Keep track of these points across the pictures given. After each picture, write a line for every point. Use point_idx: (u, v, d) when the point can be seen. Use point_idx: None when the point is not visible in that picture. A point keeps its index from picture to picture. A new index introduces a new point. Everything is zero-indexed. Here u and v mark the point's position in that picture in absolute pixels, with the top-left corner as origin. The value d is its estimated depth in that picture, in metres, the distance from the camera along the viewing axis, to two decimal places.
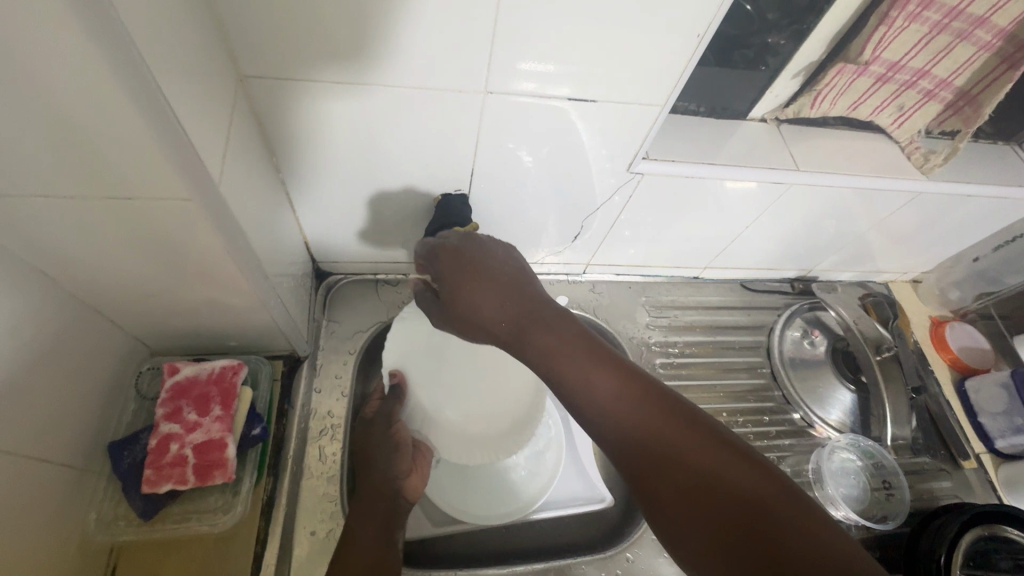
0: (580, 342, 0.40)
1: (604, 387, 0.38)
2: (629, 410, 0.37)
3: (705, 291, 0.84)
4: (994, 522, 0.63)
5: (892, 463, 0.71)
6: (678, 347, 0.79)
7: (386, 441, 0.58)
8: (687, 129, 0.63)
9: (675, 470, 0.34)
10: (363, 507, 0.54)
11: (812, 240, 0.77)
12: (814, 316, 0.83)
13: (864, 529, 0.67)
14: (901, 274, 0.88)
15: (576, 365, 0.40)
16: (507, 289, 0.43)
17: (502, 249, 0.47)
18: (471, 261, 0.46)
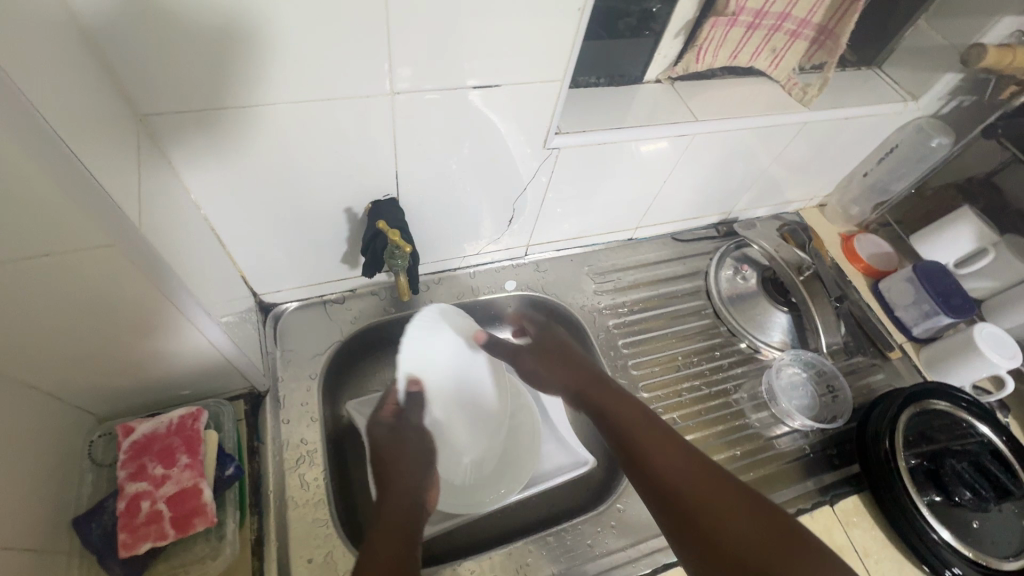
0: (637, 415, 0.59)
1: (650, 440, 0.56)
2: (676, 462, 0.53)
3: (640, 249, 0.88)
4: (923, 399, 0.71)
5: (831, 368, 0.78)
6: (627, 306, 0.83)
7: (402, 445, 0.61)
8: (591, 100, 0.67)
9: (702, 509, 0.49)
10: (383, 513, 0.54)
11: (725, 183, 0.83)
12: (741, 253, 0.89)
13: (818, 431, 0.74)
14: (808, 201, 0.96)
15: (638, 423, 0.58)
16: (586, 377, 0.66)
17: (573, 365, 0.68)
18: (561, 355, 0.69)
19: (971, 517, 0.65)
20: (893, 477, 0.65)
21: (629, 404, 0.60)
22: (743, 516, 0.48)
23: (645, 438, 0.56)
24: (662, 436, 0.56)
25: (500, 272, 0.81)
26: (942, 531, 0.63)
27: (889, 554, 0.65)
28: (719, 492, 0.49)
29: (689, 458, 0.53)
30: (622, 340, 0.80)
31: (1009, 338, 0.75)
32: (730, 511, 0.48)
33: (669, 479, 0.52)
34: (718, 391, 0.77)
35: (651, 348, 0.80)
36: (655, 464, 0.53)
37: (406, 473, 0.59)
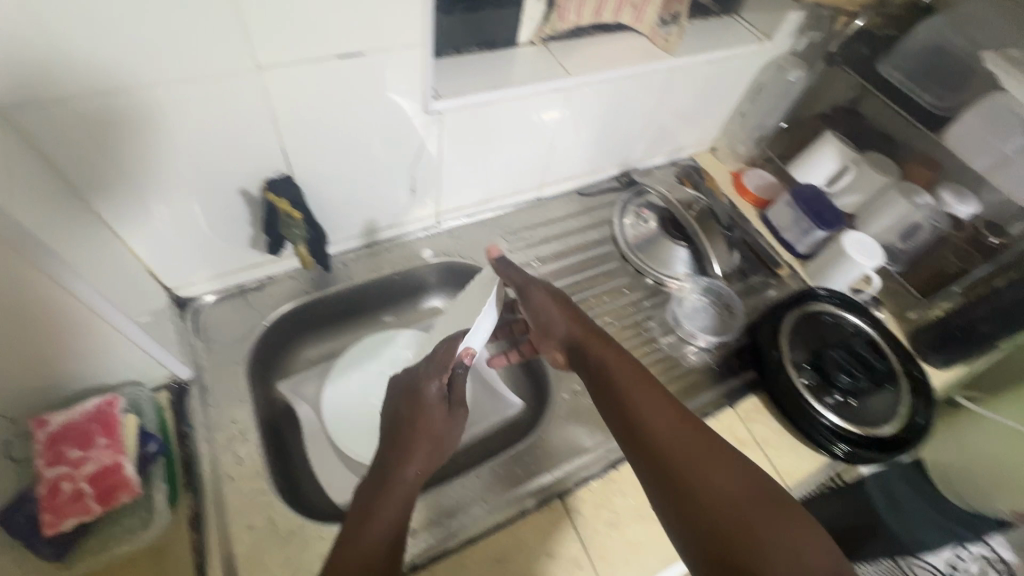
0: (633, 372, 0.60)
1: (642, 398, 0.57)
2: (667, 426, 0.54)
3: (548, 207, 0.94)
4: (796, 309, 0.80)
5: (727, 289, 0.86)
6: (541, 260, 0.88)
7: (445, 417, 0.58)
8: (470, 66, 0.71)
9: (691, 476, 0.50)
10: (395, 480, 0.51)
11: (616, 135, 0.90)
12: (641, 200, 0.95)
13: (721, 346, 0.81)
14: (699, 145, 1.04)
15: (632, 383, 0.59)
16: (583, 331, 0.66)
17: (572, 316, 0.67)
18: (559, 301, 0.69)
19: (852, 398, 0.73)
20: (780, 377, 0.73)
21: (626, 362, 0.62)
22: (726, 481, 0.50)
23: (639, 399, 0.57)
24: (653, 400, 0.57)
25: (417, 243, 0.85)
26: (826, 414, 0.71)
27: (785, 441, 0.73)
28: (702, 455, 0.52)
29: (682, 425, 0.55)
30: None
31: (875, 245, 0.84)
32: (720, 481, 0.49)
33: (658, 441, 0.53)
34: (630, 324, 0.83)
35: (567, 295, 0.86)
36: (646, 425, 0.55)
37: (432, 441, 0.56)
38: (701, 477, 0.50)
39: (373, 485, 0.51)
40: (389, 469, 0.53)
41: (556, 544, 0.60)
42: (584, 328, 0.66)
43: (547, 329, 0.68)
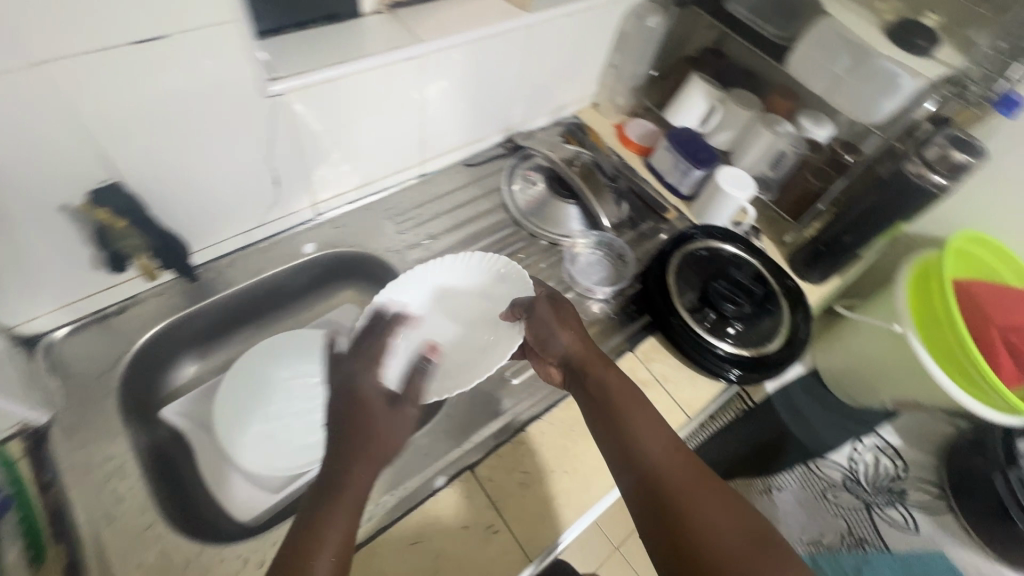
0: (634, 400, 0.61)
1: (642, 428, 0.59)
2: (666, 460, 0.56)
3: (435, 182, 0.92)
4: (677, 252, 0.82)
5: (618, 240, 0.87)
6: (434, 236, 0.86)
7: (387, 412, 0.52)
8: (312, 41, 0.67)
9: (683, 512, 0.53)
10: (343, 495, 0.47)
11: (490, 100, 0.88)
12: (527, 163, 0.94)
13: (618, 296, 0.83)
14: (580, 101, 1.05)
15: (634, 414, 0.60)
16: (584, 353, 0.65)
17: (575, 336, 0.66)
18: (560, 319, 0.67)
19: (739, 323, 0.77)
20: (671, 322, 0.76)
21: (627, 389, 0.62)
22: (720, 519, 0.52)
23: (637, 426, 0.59)
24: (650, 426, 0.59)
25: (298, 237, 0.81)
26: (716, 343, 0.75)
27: (683, 374, 0.76)
28: (700, 492, 0.54)
29: (679, 460, 0.56)
30: None
31: (746, 175, 0.89)
32: (714, 521, 0.52)
33: (654, 471, 0.55)
34: None
35: None
36: (641, 452, 0.57)
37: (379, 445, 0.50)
38: (698, 517, 0.52)
39: (313, 508, 0.46)
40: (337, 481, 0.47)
41: (469, 513, 0.60)
42: (585, 348, 0.65)
43: (545, 345, 0.67)
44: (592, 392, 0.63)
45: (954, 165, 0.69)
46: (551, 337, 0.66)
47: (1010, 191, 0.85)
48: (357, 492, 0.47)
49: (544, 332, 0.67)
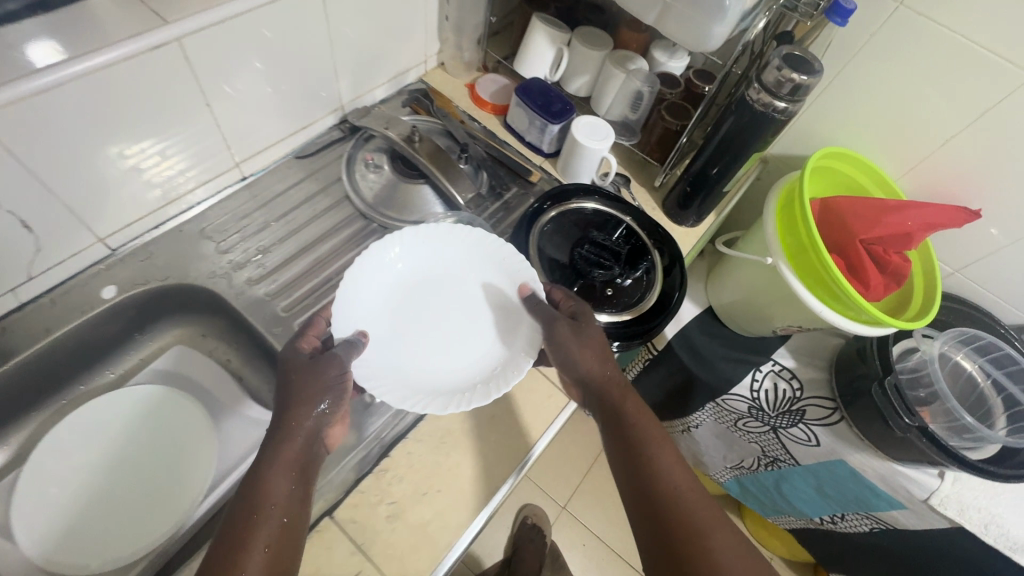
0: (655, 432, 0.59)
1: (662, 458, 0.57)
2: (684, 495, 0.54)
3: (263, 184, 0.80)
4: (534, 223, 0.77)
5: (471, 217, 0.79)
6: (268, 249, 0.75)
7: (309, 365, 0.57)
8: (17, 41, 0.53)
9: (701, 544, 0.51)
10: (286, 450, 0.53)
11: (303, 79, 0.75)
12: (366, 145, 0.84)
13: None
14: (422, 64, 0.94)
15: (655, 445, 0.58)
16: (603, 374, 0.63)
17: (598, 354, 0.64)
18: (585, 336, 0.64)
19: (623, 278, 0.74)
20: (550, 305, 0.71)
21: (648, 419, 0.61)
22: (735, 564, 0.50)
23: (662, 458, 0.57)
24: (676, 461, 0.58)
25: (91, 282, 0.66)
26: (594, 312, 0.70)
27: None
28: (717, 530, 0.52)
29: (697, 498, 0.54)
30: (273, 286, 0.73)
31: (603, 123, 0.82)
32: (729, 564, 0.50)
33: (676, 505, 0.54)
34: None
35: (308, 279, 0.74)
36: (665, 484, 0.55)
37: (311, 411, 0.55)
38: (712, 556, 0.50)
39: (252, 475, 0.51)
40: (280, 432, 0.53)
41: (332, 566, 0.54)
42: (605, 369, 0.63)
43: (567, 363, 0.64)
44: (610, 416, 0.61)
45: (795, 89, 0.64)
46: (573, 352, 0.63)
47: (864, 97, 0.84)
48: (292, 453, 0.53)
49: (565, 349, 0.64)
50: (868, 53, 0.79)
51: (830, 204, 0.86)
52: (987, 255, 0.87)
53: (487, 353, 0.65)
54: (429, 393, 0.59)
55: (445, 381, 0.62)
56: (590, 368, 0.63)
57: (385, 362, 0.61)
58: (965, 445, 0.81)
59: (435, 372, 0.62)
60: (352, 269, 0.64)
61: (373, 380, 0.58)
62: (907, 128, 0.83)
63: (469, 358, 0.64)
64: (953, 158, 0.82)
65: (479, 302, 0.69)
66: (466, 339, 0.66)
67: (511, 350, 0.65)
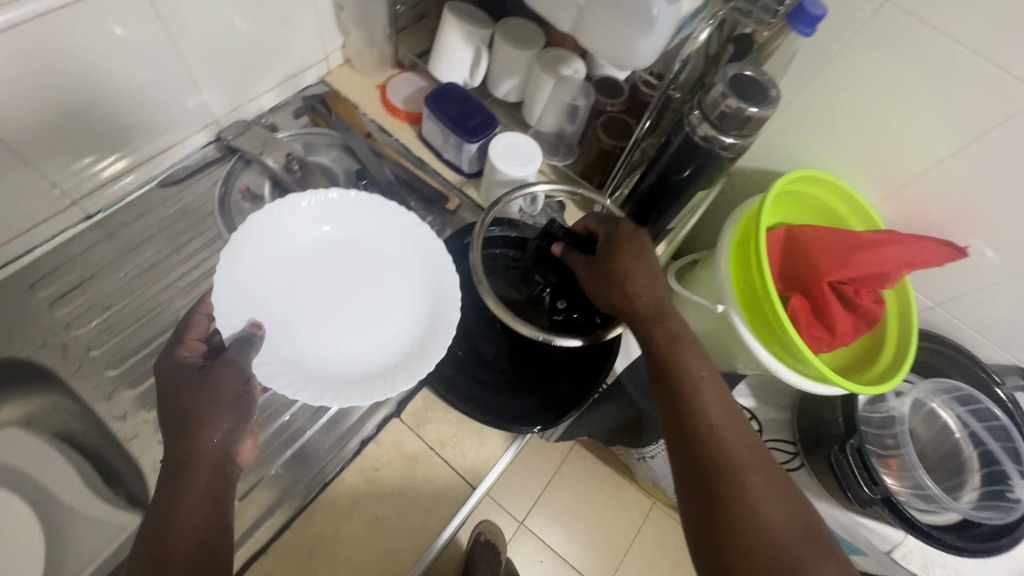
0: (700, 359, 0.51)
1: (706, 387, 0.49)
2: (726, 429, 0.48)
3: (119, 221, 0.67)
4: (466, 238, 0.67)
5: None
6: (117, 306, 0.63)
7: (197, 382, 0.46)
8: None
9: (740, 483, 0.45)
10: (183, 497, 0.43)
11: (148, 94, 0.62)
12: (240, 168, 0.71)
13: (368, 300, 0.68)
14: (321, 62, 0.80)
15: (700, 373, 0.50)
16: (652, 291, 0.53)
17: (647, 277, 0.53)
18: (631, 260, 0.54)
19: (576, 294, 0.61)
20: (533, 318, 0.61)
21: (693, 347, 0.51)
22: (773, 504, 0.45)
23: (706, 398, 0.49)
24: (722, 401, 0.49)
25: None
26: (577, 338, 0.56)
27: (466, 430, 0.61)
28: (757, 468, 0.46)
29: (739, 430, 0.48)
30: (120, 354, 0.61)
31: (530, 142, 0.69)
32: (767, 507, 0.44)
33: (719, 448, 0.46)
34: None
35: (167, 341, 0.62)
36: (708, 424, 0.48)
37: (223, 425, 0.45)
38: (753, 498, 0.44)
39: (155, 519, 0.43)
40: (186, 449, 0.44)
41: None
42: (653, 287, 0.53)
43: (612, 285, 0.53)
44: (654, 338, 0.51)
45: (743, 123, 0.51)
46: (616, 277, 0.53)
47: (832, 109, 0.71)
48: (193, 490, 0.44)
49: (607, 276, 0.54)
50: (845, 56, 0.65)
51: (796, 233, 0.75)
52: (975, 290, 0.75)
53: (413, 324, 0.57)
54: (340, 386, 0.52)
55: (356, 368, 0.54)
56: (632, 291, 0.53)
57: (288, 351, 0.53)
58: (923, 507, 0.73)
59: (353, 355, 0.55)
60: (241, 237, 0.55)
61: (275, 377, 0.50)
62: (886, 146, 0.70)
63: (386, 335, 0.56)
64: (940, 183, 0.69)
65: (396, 266, 0.60)
66: (386, 311, 0.58)
67: (424, 330, 0.56)
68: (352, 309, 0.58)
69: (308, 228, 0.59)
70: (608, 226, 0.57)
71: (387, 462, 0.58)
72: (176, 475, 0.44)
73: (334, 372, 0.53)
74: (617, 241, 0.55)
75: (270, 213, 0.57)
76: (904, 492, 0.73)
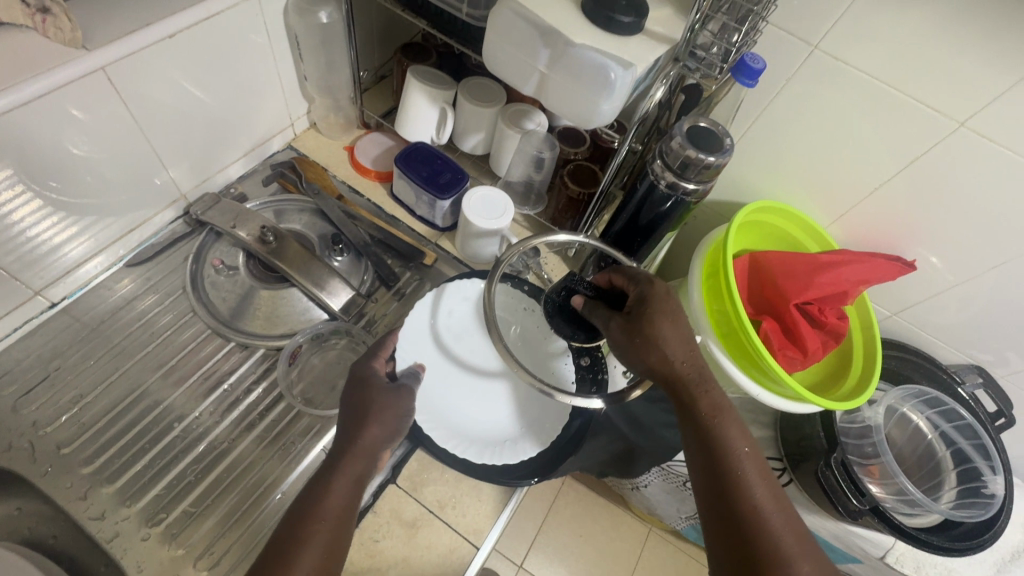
0: (740, 433, 0.49)
1: (746, 463, 0.48)
2: (768, 509, 0.46)
3: (87, 306, 0.65)
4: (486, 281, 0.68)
5: (344, 322, 0.68)
6: (87, 396, 0.60)
7: (386, 390, 0.53)
8: None
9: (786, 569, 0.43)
10: (329, 488, 0.46)
11: (116, 178, 0.62)
12: (212, 243, 0.71)
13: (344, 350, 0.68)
14: (287, 129, 0.81)
15: (740, 448, 0.49)
16: (694, 359, 0.50)
17: (684, 344, 0.50)
18: (672, 326, 0.50)
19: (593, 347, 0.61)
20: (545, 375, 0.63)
21: (733, 420, 0.50)
22: None
23: (748, 472, 0.48)
24: (763, 476, 0.48)
25: None
26: (595, 399, 0.48)
27: (463, 488, 0.60)
28: (801, 553, 0.44)
29: (780, 509, 0.46)
30: (92, 448, 0.58)
31: (501, 194, 0.71)
32: None
33: (764, 529, 0.45)
34: (247, 424, 0.62)
35: (143, 429, 0.60)
36: (751, 501, 0.46)
37: (379, 429, 0.51)
38: None
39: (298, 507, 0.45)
40: (348, 438, 0.50)
41: None
42: (693, 356, 0.50)
43: (643, 351, 0.50)
44: (693, 411, 0.50)
45: (701, 170, 0.54)
46: (653, 341, 0.50)
47: (779, 144, 0.76)
48: (349, 470, 0.48)
49: (638, 343, 0.50)
50: (785, 98, 0.71)
51: (759, 260, 0.79)
52: (927, 298, 0.81)
53: (519, 419, 0.64)
54: (469, 440, 0.61)
55: (477, 429, 0.62)
56: (672, 360, 0.50)
57: (434, 397, 0.62)
58: (909, 512, 0.76)
59: (476, 416, 0.63)
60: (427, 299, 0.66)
61: (424, 417, 0.60)
62: (830, 174, 0.76)
63: (504, 414, 0.64)
64: (882, 205, 0.75)
65: None
66: (517, 393, 0.65)
67: (525, 431, 0.63)
68: (479, 382, 0.65)
69: (469, 309, 0.68)
70: (640, 287, 0.53)
71: (386, 531, 0.57)
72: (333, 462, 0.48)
73: (461, 422, 0.62)
74: (653, 302, 0.51)
75: (453, 287, 0.68)
76: (890, 499, 0.76)
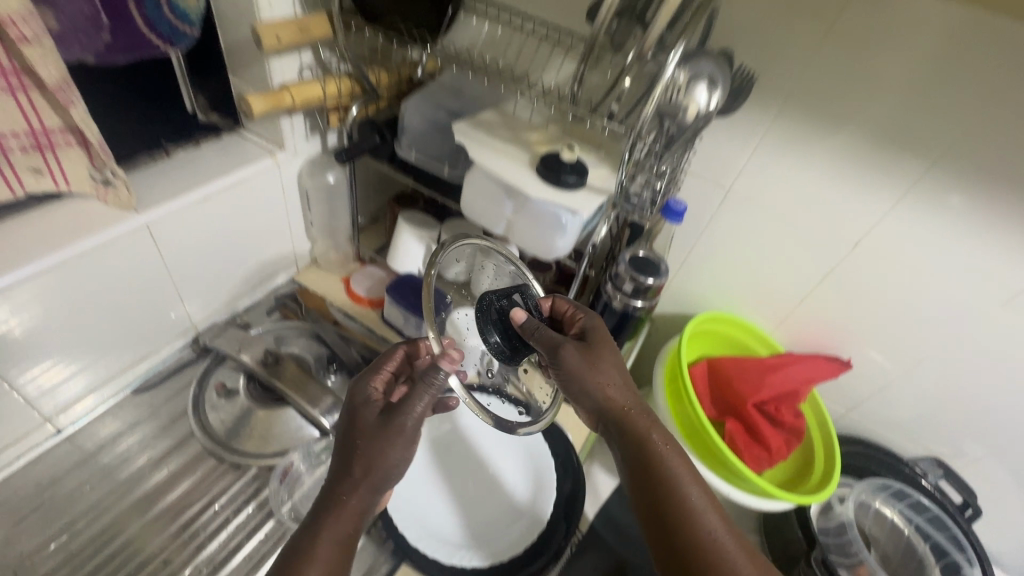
0: (680, 458, 0.54)
1: (689, 483, 0.52)
2: (714, 525, 0.50)
3: (92, 431, 0.69)
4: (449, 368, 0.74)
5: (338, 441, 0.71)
6: (79, 522, 0.62)
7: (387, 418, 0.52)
8: None
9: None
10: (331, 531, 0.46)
11: (140, 314, 0.70)
12: (215, 367, 0.77)
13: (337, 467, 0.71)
14: (292, 265, 0.92)
15: (682, 471, 0.53)
16: (626, 394, 0.58)
17: (618, 381, 0.59)
18: (606, 363, 0.59)
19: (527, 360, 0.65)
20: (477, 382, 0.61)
21: (672, 447, 0.55)
22: None
23: (694, 495, 0.52)
24: (706, 496, 0.52)
25: None
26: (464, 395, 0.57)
27: None
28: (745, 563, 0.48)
29: (725, 525, 0.50)
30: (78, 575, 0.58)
31: None
32: None
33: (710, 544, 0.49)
34: (233, 546, 0.63)
35: (131, 553, 0.61)
36: (696, 519, 0.50)
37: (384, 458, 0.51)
38: None
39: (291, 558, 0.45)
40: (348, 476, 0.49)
41: None
42: (626, 389, 0.59)
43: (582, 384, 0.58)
44: (633, 442, 0.55)
45: (645, 290, 0.65)
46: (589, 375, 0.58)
47: (717, 265, 0.90)
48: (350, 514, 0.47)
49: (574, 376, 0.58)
50: (713, 228, 0.86)
51: (715, 364, 0.87)
52: (872, 395, 0.89)
53: (484, 532, 0.68)
54: (432, 538, 0.65)
55: (442, 529, 0.67)
56: (608, 395, 0.57)
57: (412, 494, 0.69)
58: None
59: (446, 520, 0.68)
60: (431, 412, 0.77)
61: (396, 495, 0.67)
62: (764, 288, 0.88)
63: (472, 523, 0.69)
64: (812, 313, 0.86)
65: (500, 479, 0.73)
66: (483, 506, 0.70)
67: (485, 544, 0.66)
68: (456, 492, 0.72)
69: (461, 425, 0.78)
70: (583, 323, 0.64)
71: None
72: (346, 471, 0.50)
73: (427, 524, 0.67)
74: (590, 341, 0.61)
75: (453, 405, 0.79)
76: None
